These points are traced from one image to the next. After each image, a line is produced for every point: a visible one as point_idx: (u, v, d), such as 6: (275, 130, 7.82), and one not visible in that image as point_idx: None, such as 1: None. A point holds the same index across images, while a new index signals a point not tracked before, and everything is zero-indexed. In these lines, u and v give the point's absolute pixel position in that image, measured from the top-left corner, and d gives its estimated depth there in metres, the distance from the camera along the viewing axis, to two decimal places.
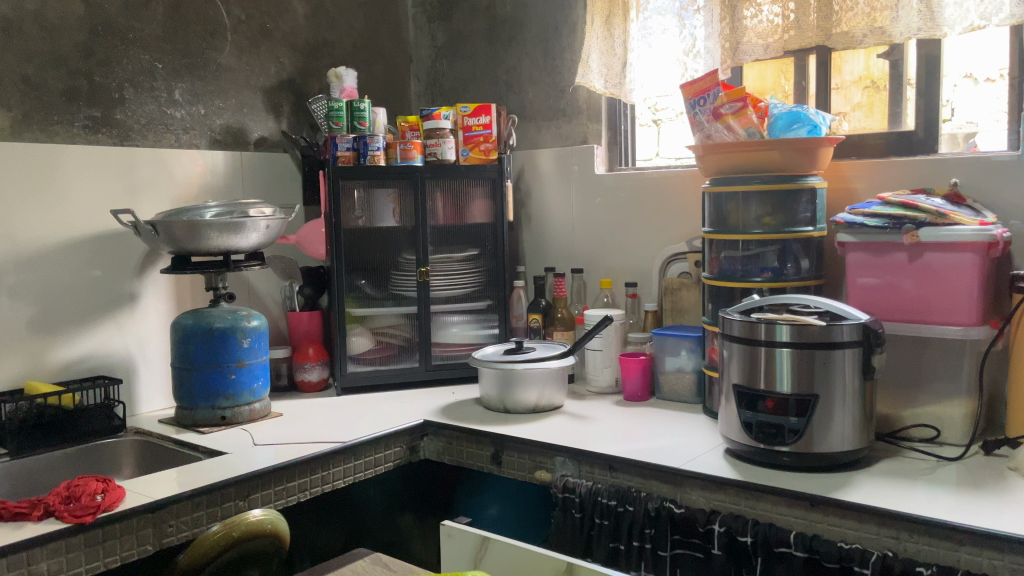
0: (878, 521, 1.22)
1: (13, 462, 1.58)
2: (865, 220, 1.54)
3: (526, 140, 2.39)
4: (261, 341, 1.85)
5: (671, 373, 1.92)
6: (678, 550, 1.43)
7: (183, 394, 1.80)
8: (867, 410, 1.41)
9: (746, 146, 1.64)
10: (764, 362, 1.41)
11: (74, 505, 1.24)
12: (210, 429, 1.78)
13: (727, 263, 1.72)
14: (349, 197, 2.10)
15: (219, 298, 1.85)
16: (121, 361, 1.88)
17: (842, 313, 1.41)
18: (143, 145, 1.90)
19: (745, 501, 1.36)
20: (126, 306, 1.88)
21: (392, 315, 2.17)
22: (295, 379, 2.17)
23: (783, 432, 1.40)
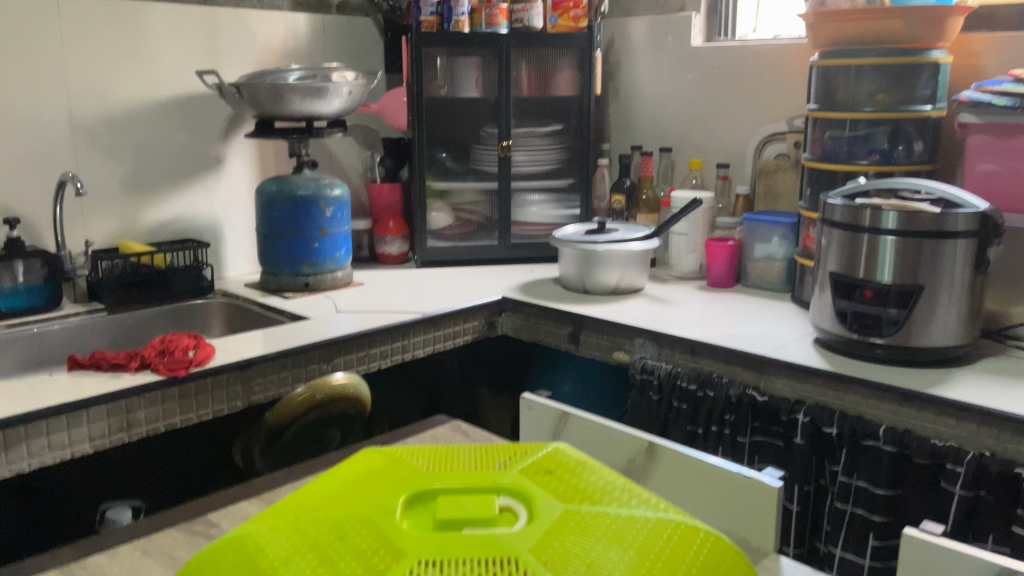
0: (978, 421, 1.16)
1: (111, 316, 1.65)
2: (992, 99, 1.39)
3: (618, 8, 2.25)
4: (343, 211, 1.84)
5: (760, 259, 1.85)
6: (758, 438, 1.41)
7: (268, 259, 1.83)
8: (975, 306, 1.32)
9: (865, 14, 1.49)
10: (866, 250, 1.32)
11: (167, 359, 1.29)
12: (294, 294, 1.81)
13: (831, 145, 1.63)
14: (431, 66, 2.04)
15: (302, 165, 1.84)
16: (209, 225, 1.91)
17: (959, 200, 1.31)
18: (227, 5, 1.86)
19: (833, 393, 1.32)
20: (213, 170, 1.90)
21: (472, 191, 2.15)
22: (375, 250, 2.18)
23: (880, 324, 1.33)
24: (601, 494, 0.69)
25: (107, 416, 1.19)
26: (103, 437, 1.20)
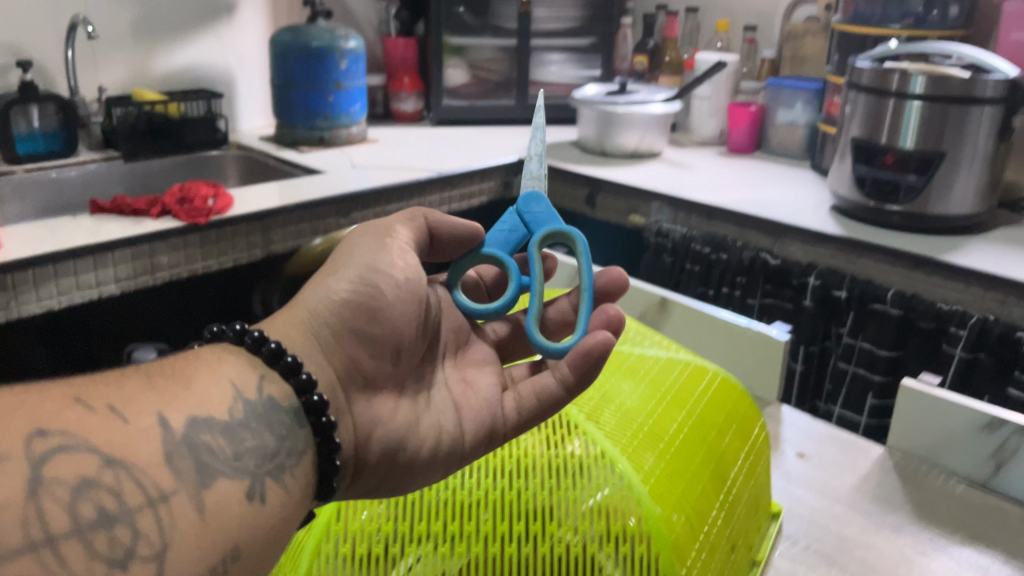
0: (985, 284, 1.16)
1: (127, 165, 1.64)
2: None
3: None
4: (358, 65, 1.78)
5: (782, 126, 1.78)
6: (768, 301, 1.42)
7: (283, 111, 1.79)
8: (993, 174, 1.31)
9: None
10: (891, 113, 1.30)
11: (187, 207, 1.31)
12: (310, 149, 1.79)
13: (864, 6, 1.60)
14: None
15: (316, 15, 1.77)
16: (221, 74, 1.87)
17: (991, 65, 1.27)
18: None
19: (845, 257, 1.31)
20: (224, 17, 1.84)
21: (491, 48, 2.03)
22: (390, 109, 2.08)
23: (899, 190, 1.32)
24: (614, 334, 0.84)
25: (131, 259, 1.24)
26: (129, 278, 1.25)
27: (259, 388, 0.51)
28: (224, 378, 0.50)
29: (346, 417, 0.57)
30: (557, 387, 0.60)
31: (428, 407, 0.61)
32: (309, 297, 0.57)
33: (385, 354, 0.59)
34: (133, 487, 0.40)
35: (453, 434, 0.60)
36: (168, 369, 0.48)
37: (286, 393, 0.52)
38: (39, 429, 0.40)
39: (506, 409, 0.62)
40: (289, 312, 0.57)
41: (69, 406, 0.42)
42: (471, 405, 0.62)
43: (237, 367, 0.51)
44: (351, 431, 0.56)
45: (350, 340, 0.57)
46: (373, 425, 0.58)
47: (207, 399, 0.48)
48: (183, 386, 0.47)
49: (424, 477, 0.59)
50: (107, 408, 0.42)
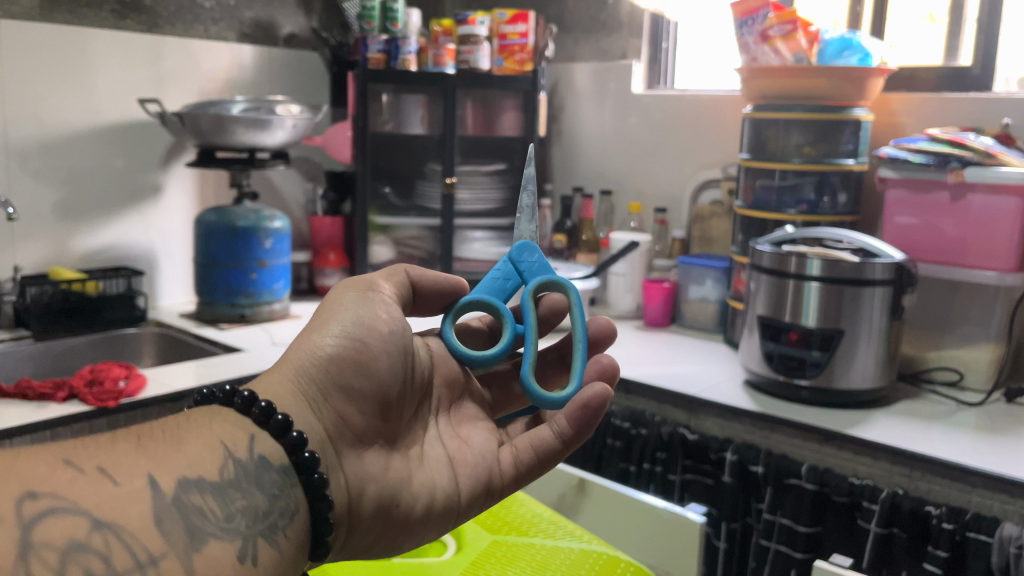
0: (891, 459, 1.20)
1: (38, 344, 1.60)
2: (909, 156, 1.46)
3: (563, 52, 2.22)
4: (283, 243, 1.81)
5: (695, 301, 1.86)
6: (688, 476, 1.43)
7: (204, 287, 1.79)
8: (890, 350, 1.38)
9: (792, 70, 1.57)
10: (791, 294, 1.38)
11: (97, 389, 1.28)
12: (230, 326, 1.78)
13: (761, 192, 1.70)
14: (377, 101, 2.00)
15: (243, 196, 1.82)
16: (143, 252, 1.88)
17: (879, 250, 1.38)
18: (171, 35, 1.84)
19: (759, 432, 1.34)
20: (150, 197, 1.86)
21: (414, 226, 2.09)
22: (315, 283, 2.10)
23: (804, 366, 1.37)
24: (531, 526, 0.85)
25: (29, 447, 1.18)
26: None
27: (250, 448, 0.57)
28: (214, 443, 0.56)
29: (338, 473, 0.64)
30: (554, 440, 0.70)
31: (424, 462, 0.70)
32: (301, 351, 0.65)
33: (372, 408, 0.67)
34: (122, 550, 0.46)
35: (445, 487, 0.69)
36: (155, 435, 0.55)
37: (275, 453, 0.59)
38: (30, 492, 0.46)
39: (499, 461, 0.71)
40: (279, 370, 0.65)
41: (66, 464, 0.49)
42: (464, 461, 0.70)
43: (229, 428, 0.58)
44: (341, 485, 0.63)
45: (338, 398, 0.65)
46: (364, 482, 0.65)
47: (199, 455, 0.55)
48: (171, 453, 0.53)
49: (414, 528, 0.67)
50: (100, 470, 0.49)
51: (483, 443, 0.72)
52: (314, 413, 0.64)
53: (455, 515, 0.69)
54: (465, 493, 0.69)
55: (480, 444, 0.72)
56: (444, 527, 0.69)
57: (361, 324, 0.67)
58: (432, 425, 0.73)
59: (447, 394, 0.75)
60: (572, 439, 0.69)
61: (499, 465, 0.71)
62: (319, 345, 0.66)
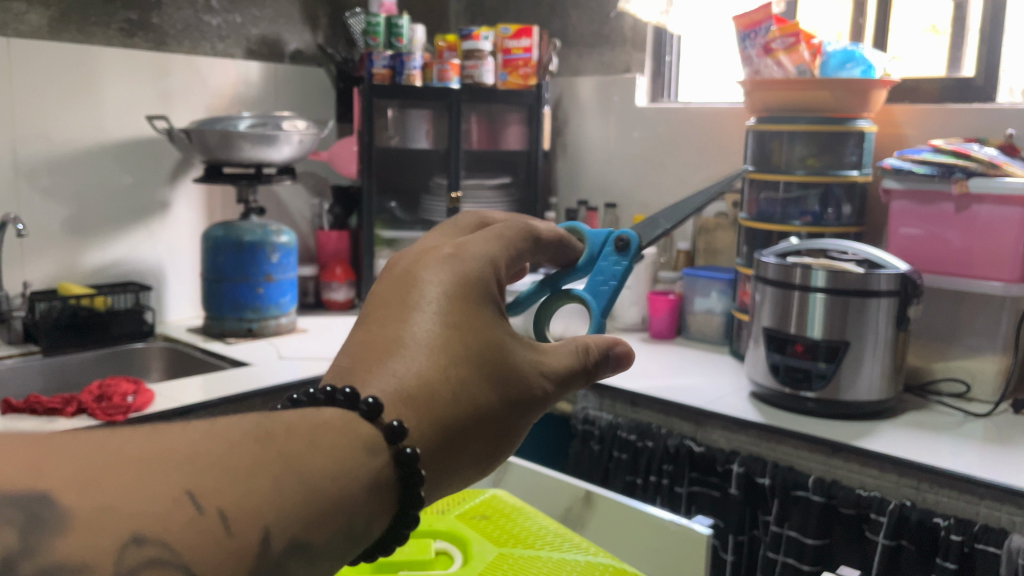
0: (898, 471, 1.20)
1: (46, 360, 1.61)
2: (912, 167, 1.47)
3: (567, 66, 2.24)
4: (290, 257, 1.82)
5: (700, 313, 1.86)
6: (695, 488, 1.43)
7: (211, 302, 1.80)
8: (897, 361, 1.38)
9: (796, 83, 1.57)
10: (797, 305, 1.38)
11: (105, 404, 1.28)
12: (237, 340, 1.79)
13: (766, 205, 1.70)
14: (383, 116, 2.01)
15: (250, 211, 1.83)
16: (151, 268, 1.89)
17: (883, 261, 1.38)
18: (179, 52, 1.86)
19: (766, 443, 1.34)
20: (158, 213, 1.88)
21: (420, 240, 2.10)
22: (322, 297, 2.11)
23: (810, 377, 1.37)
24: (537, 539, 0.85)
25: None
26: None
27: (364, 468, 0.43)
28: (353, 444, 0.43)
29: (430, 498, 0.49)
30: None
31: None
32: (422, 346, 0.48)
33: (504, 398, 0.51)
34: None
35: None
36: (279, 445, 0.41)
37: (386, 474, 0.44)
38: (135, 537, 0.36)
39: None
40: (392, 385, 0.46)
41: (180, 482, 0.38)
42: None
43: (343, 442, 0.43)
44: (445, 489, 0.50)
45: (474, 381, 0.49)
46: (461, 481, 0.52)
47: (332, 476, 0.42)
48: (308, 481, 0.41)
49: None
50: (216, 502, 0.38)
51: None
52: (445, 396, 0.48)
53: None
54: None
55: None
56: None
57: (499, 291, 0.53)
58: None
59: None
60: None
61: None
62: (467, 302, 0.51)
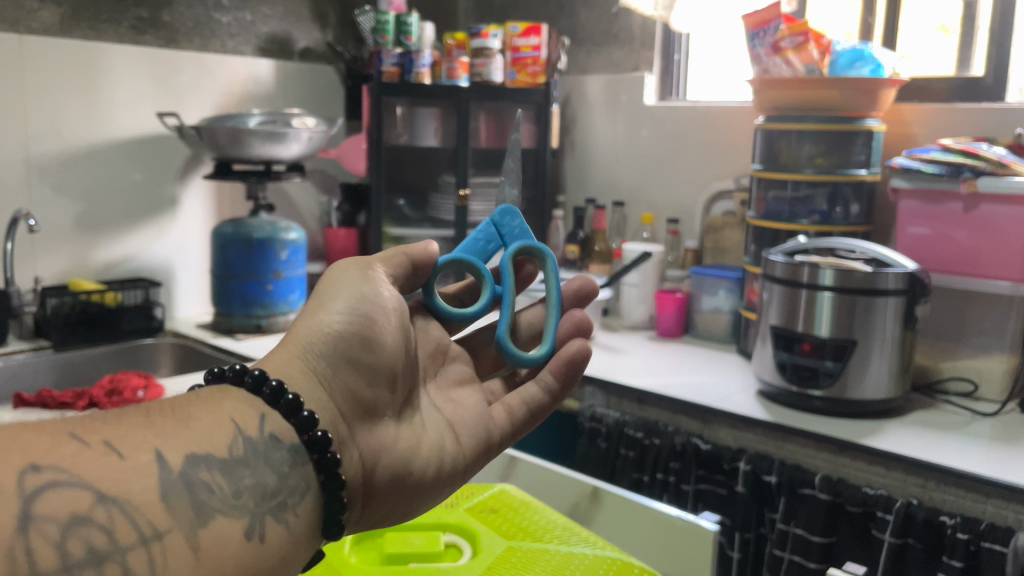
0: (905, 469, 1.20)
1: (57, 356, 1.62)
2: (921, 166, 1.46)
3: (575, 65, 2.24)
4: (299, 254, 1.83)
5: (707, 312, 1.86)
6: (702, 486, 1.43)
7: (220, 299, 1.81)
8: (904, 360, 1.38)
9: (804, 82, 1.57)
10: (805, 305, 1.38)
11: (116, 399, 1.29)
12: (246, 336, 1.80)
13: (774, 204, 1.70)
14: (391, 114, 2.02)
15: (259, 208, 1.84)
16: (161, 264, 1.90)
17: (892, 261, 1.38)
18: (189, 49, 1.87)
19: (772, 442, 1.34)
20: (168, 209, 1.89)
21: (428, 237, 2.11)
22: None
23: (817, 376, 1.37)
24: (545, 532, 0.86)
25: None
26: None
27: (261, 426, 0.58)
28: (235, 408, 0.58)
29: (349, 450, 0.64)
30: (542, 395, 0.76)
31: (427, 428, 0.71)
32: (308, 332, 0.65)
33: (375, 380, 0.67)
34: (123, 523, 0.47)
35: (454, 452, 0.71)
36: (164, 411, 0.56)
37: (285, 431, 0.59)
38: (33, 464, 0.46)
39: (493, 418, 0.74)
40: (285, 357, 0.64)
41: (87, 435, 0.50)
42: (463, 422, 0.73)
43: (238, 407, 0.59)
44: (355, 458, 0.64)
45: (342, 374, 0.65)
46: (375, 453, 0.66)
47: (211, 429, 0.56)
48: (184, 426, 0.54)
49: (424, 490, 0.68)
50: (110, 442, 0.50)
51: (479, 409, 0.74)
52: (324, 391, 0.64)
53: (452, 485, 0.71)
54: (469, 455, 0.72)
55: (474, 407, 0.74)
56: (450, 485, 0.71)
57: (362, 307, 0.67)
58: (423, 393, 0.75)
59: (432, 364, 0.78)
60: (559, 390, 0.76)
61: (497, 423, 0.74)
62: (328, 325, 0.65)
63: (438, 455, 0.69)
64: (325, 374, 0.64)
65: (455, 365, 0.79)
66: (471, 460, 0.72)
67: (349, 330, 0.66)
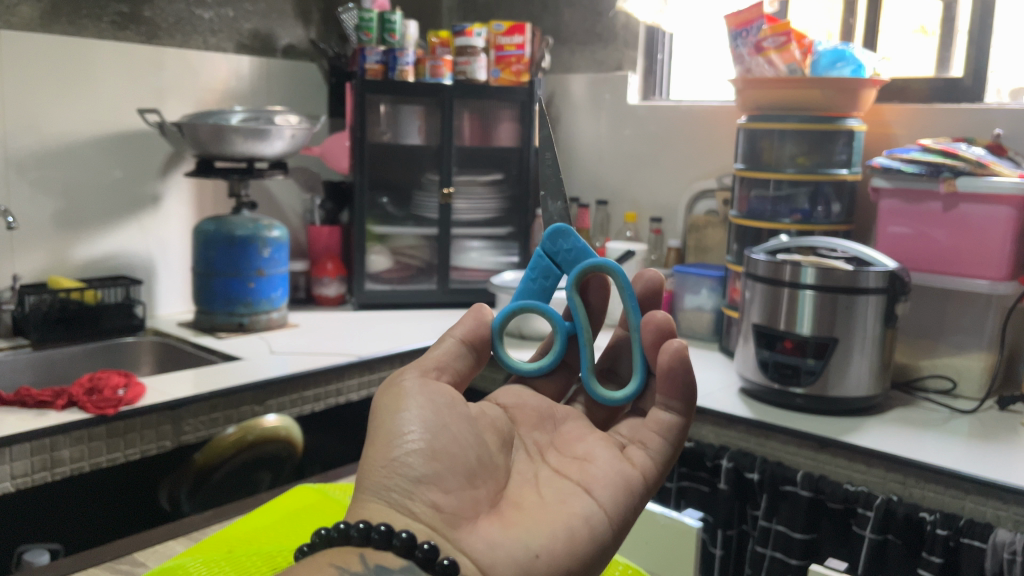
0: (885, 466, 1.21)
1: (36, 353, 1.60)
2: (901, 166, 1.48)
3: (559, 63, 2.24)
4: (281, 252, 1.82)
5: (690, 311, 1.87)
6: (685, 483, 1.44)
7: (202, 297, 1.80)
8: (885, 358, 1.39)
9: (786, 81, 1.58)
10: (786, 302, 1.39)
11: (96, 397, 1.28)
12: (228, 335, 1.78)
13: (756, 203, 1.71)
14: (375, 112, 2.02)
15: (241, 205, 1.83)
16: (142, 261, 1.89)
17: (872, 260, 1.39)
18: (171, 45, 1.86)
19: (755, 439, 1.35)
20: (149, 207, 1.88)
21: (412, 236, 2.10)
22: (313, 293, 2.11)
23: (799, 373, 1.39)
24: None
25: (28, 454, 1.18)
26: (25, 475, 1.18)
27: (363, 561, 0.58)
28: (343, 555, 0.59)
29: (462, 555, 0.61)
30: (670, 416, 0.73)
31: (552, 501, 0.67)
32: (380, 470, 0.63)
33: (462, 482, 0.65)
34: None
35: (591, 511, 0.66)
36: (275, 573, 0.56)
37: (390, 559, 0.59)
38: None
39: (631, 468, 0.70)
40: (365, 502, 0.63)
41: None
42: (596, 483, 0.68)
43: (336, 554, 0.59)
44: (471, 563, 0.61)
45: (424, 491, 0.63)
46: (490, 552, 0.61)
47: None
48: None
49: (577, 565, 0.63)
50: None
51: (607, 458, 0.71)
52: (406, 514, 0.62)
53: (604, 553, 0.66)
54: (610, 508, 0.67)
55: (604, 459, 0.71)
56: (601, 549, 0.65)
57: (425, 421, 0.66)
58: (542, 467, 0.72)
59: (540, 434, 0.76)
60: (680, 406, 0.73)
61: (635, 466, 0.71)
62: (396, 451, 0.64)
63: (572, 522, 0.65)
64: (405, 496, 0.62)
65: (569, 425, 0.77)
66: (614, 515, 0.67)
67: (423, 444, 0.65)
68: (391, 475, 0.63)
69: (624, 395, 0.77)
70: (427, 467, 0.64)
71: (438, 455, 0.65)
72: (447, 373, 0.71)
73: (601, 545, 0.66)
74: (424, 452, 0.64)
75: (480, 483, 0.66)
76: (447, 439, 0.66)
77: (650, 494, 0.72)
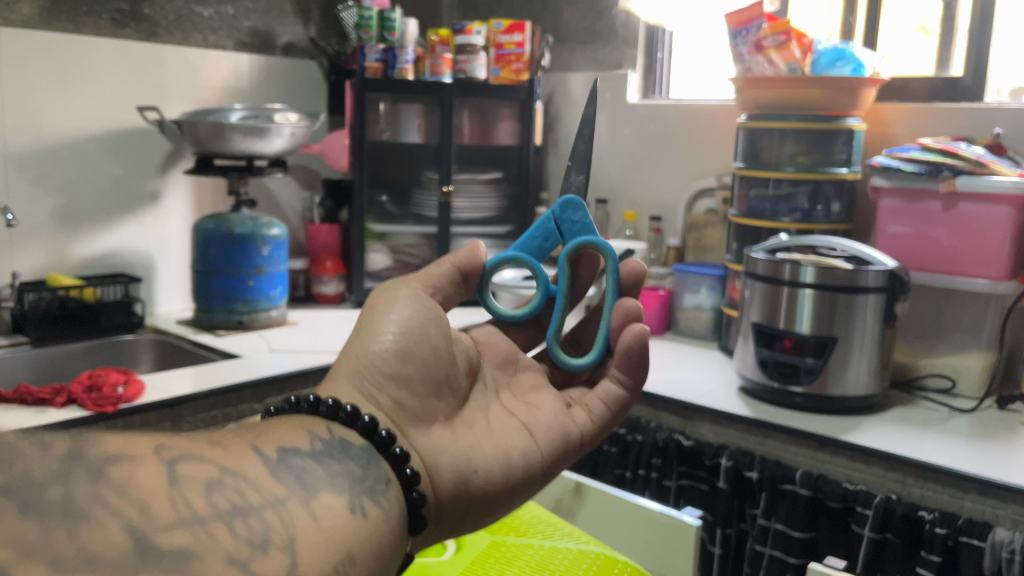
0: (884, 465, 1.21)
1: (36, 350, 1.60)
2: (901, 165, 1.48)
3: (559, 62, 2.24)
4: (281, 250, 1.82)
5: (689, 309, 1.87)
6: (684, 482, 1.44)
7: (201, 295, 1.80)
8: (884, 357, 1.39)
9: (786, 80, 1.58)
10: (786, 302, 1.39)
11: (95, 394, 1.28)
12: (227, 332, 1.78)
13: (756, 202, 1.71)
14: (374, 110, 2.02)
15: (241, 203, 1.82)
16: (142, 259, 1.88)
17: (872, 258, 1.39)
18: (170, 43, 1.85)
19: (754, 438, 1.35)
20: (148, 204, 1.88)
21: (411, 234, 2.10)
22: (312, 291, 2.11)
23: (798, 372, 1.39)
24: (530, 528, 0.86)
25: None
26: None
27: (330, 431, 0.60)
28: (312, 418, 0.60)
29: (411, 449, 0.65)
30: (618, 389, 0.79)
31: (496, 431, 0.72)
32: (356, 355, 0.67)
33: (429, 390, 0.68)
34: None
35: (529, 449, 0.71)
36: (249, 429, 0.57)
37: (353, 435, 0.61)
38: None
39: (573, 421, 0.76)
40: (335, 377, 0.66)
41: None
42: (538, 424, 0.73)
43: (307, 417, 0.60)
44: (416, 456, 0.64)
45: (392, 386, 0.66)
46: (437, 455, 0.66)
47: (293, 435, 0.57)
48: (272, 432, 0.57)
49: (505, 490, 0.69)
50: None
51: (554, 407, 0.76)
52: (372, 401, 0.65)
53: (530, 486, 0.71)
54: (546, 451, 0.72)
55: (550, 408, 0.76)
56: (529, 482, 0.70)
57: (408, 321, 0.69)
58: (495, 401, 0.76)
59: (501, 374, 0.80)
60: (630, 384, 0.79)
61: (576, 422, 0.76)
62: (375, 343, 0.68)
63: (511, 454, 0.70)
64: (376, 385, 0.65)
65: (526, 374, 0.81)
66: (548, 457, 0.72)
67: (399, 344, 0.68)
68: (362, 362, 0.67)
69: (581, 364, 0.81)
70: (398, 362, 0.67)
71: (413, 357, 0.68)
72: (439, 293, 0.76)
73: (531, 479, 0.71)
74: (399, 348, 0.68)
75: (442, 398, 0.70)
76: (424, 348, 0.69)
77: (584, 450, 0.77)
